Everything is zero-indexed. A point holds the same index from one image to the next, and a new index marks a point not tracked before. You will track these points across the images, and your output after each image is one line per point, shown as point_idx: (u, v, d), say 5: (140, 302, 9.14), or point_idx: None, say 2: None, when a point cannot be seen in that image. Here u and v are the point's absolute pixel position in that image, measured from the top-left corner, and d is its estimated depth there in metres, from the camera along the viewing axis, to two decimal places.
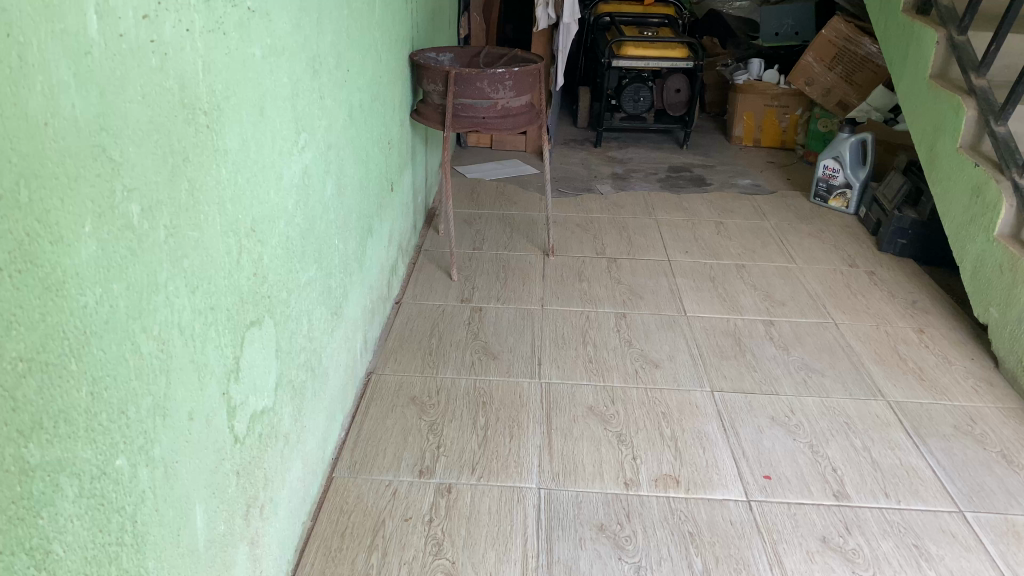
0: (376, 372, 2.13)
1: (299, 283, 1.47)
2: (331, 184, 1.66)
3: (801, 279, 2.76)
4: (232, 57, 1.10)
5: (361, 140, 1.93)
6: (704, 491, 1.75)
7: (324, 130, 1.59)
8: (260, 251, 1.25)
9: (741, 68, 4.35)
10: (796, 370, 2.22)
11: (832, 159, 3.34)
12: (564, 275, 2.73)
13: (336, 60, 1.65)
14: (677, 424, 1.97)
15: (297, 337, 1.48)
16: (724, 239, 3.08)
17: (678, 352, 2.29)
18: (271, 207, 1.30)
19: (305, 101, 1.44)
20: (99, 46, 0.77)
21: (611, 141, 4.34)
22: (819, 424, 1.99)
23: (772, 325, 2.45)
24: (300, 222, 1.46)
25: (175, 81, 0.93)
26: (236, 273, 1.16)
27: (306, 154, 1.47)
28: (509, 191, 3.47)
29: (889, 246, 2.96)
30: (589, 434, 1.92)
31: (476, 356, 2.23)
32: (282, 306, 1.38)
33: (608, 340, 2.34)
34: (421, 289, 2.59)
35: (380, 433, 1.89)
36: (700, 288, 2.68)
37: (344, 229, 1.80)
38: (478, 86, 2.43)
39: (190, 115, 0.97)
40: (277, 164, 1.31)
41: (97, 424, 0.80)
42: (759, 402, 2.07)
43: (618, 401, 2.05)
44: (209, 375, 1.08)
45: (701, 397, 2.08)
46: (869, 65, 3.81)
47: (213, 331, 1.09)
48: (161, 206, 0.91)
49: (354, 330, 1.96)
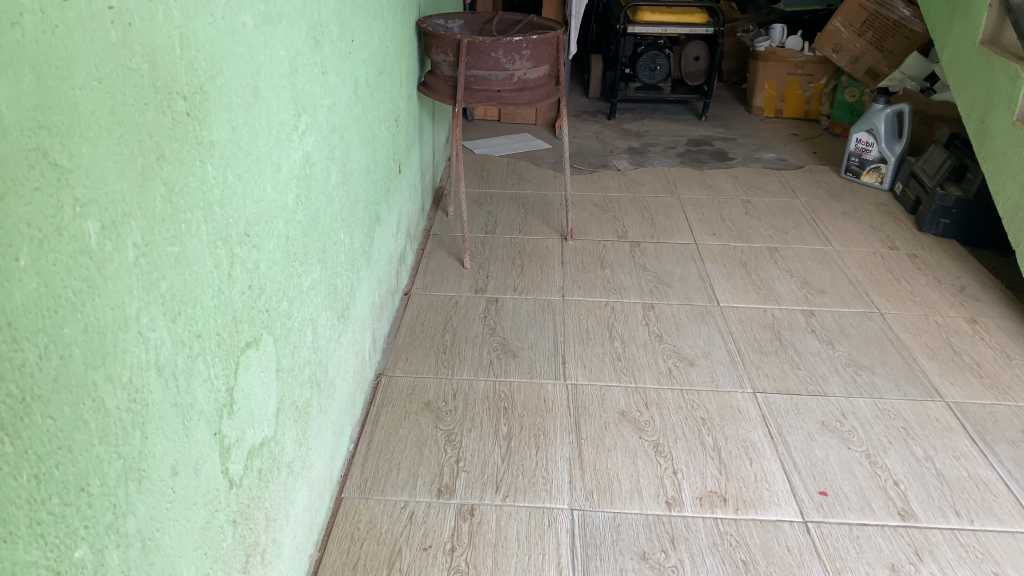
0: (386, 373, 1.95)
1: (302, 289, 1.27)
2: (335, 170, 1.46)
3: (839, 263, 2.58)
4: (217, 27, 0.90)
5: (368, 118, 1.73)
6: (754, 511, 1.57)
7: (327, 110, 1.38)
8: (256, 260, 1.06)
9: (762, 34, 4.12)
10: (843, 367, 2.04)
11: (865, 132, 3.14)
12: (583, 262, 2.54)
13: (339, 29, 1.44)
14: (719, 430, 1.79)
15: (301, 350, 1.29)
16: (753, 219, 2.89)
17: (714, 348, 2.10)
18: (269, 205, 1.10)
19: (305, 78, 1.24)
20: (33, 13, 0.57)
21: (625, 113, 4.13)
22: (873, 430, 1.81)
23: (812, 315, 2.27)
24: (301, 220, 1.26)
25: (145, 59, 0.74)
26: (227, 291, 0.97)
27: (307, 138, 1.27)
28: (521, 168, 3.27)
29: (931, 227, 2.76)
30: (622, 444, 1.74)
31: (495, 353, 2.05)
32: (283, 318, 1.19)
33: (636, 335, 2.15)
34: (431, 278, 2.41)
35: (392, 444, 1.71)
36: (733, 274, 2.49)
37: (350, 220, 1.60)
38: (493, 57, 2.22)
39: (165, 102, 0.78)
40: (275, 151, 1.12)
41: (45, 514, 0.61)
42: (807, 404, 1.89)
43: (653, 404, 1.87)
44: (197, 417, 0.89)
45: (743, 399, 1.90)
46: (901, 30, 3.57)
47: (201, 363, 0.90)
48: (129, 219, 0.72)
49: (362, 329, 1.77)
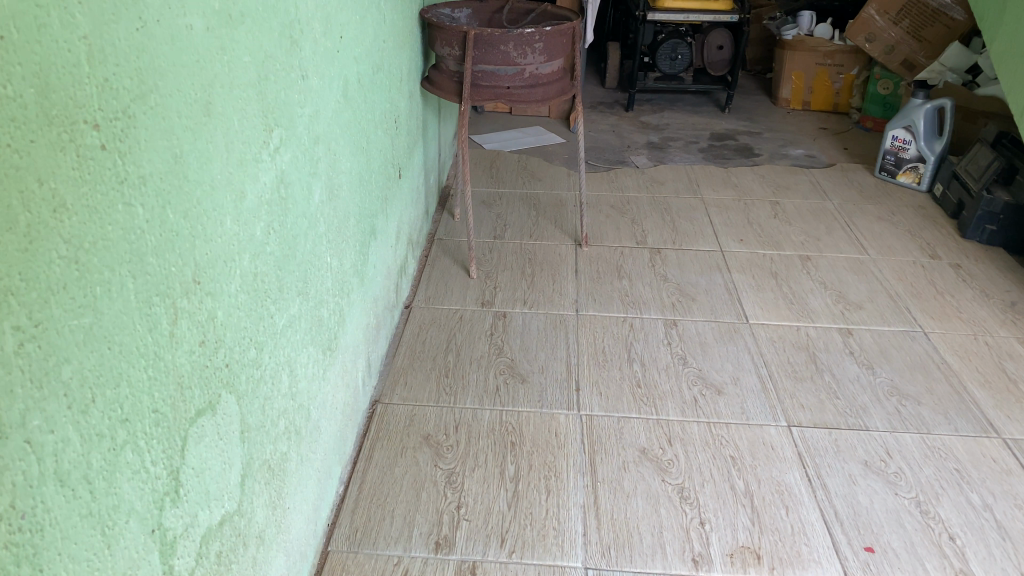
0: (383, 400, 1.78)
1: (275, 331, 1.10)
2: (319, 187, 1.28)
3: (876, 273, 2.38)
4: (149, 31, 0.71)
5: (361, 124, 1.55)
6: (793, 571, 1.39)
7: (307, 121, 1.20)
8: (210, 310, 0.88)
9: (789, 22, 3.91)
10: (886, 398, 1.85)
11: (902, 129, 2.93)
12: (599, 271, 2.36)
13: (324, 24, 1.25)
14: (750, 472, 1.61)
15: (275, 400, 1.12)
16: (782, 223, 2.69)
17: (744, 374, 1.92)
18: (228, 241, 0.92)
19: (276, 86, 1.05)
20: None
21: (643, 105, 3.92)
22: (923, 472, 1.63)
23: (850, 335, 2.08)
24: (275, 251, 1.08)
25: (29, 82, 0.55)
26: (168, 355, 0.79)
27: (282, 155, 1.09)
28: (533, 165, 3.08)
29: (975, 233, 2.57)
30: (643, 489, 1.56)
31: (501, 378, 1.87)
32: (250, 368, 1.01)
33: (657, 356, 1.97)
34: (435, 290, 2.23)
35: (386, 486, 1.54)
36: (762, 286, 2.31)
37: (338, 239, 1.42)
38: (502, 50, 2.03)
39: (66, 136, 0.60)
40: (236, 175, 0.93)
41: None
42: (847, 440, 1.71)
43: (677, 440, 1.69)
44: (124, 519, 0.72)
45: (777, 433, 1.72)
46: (941, 18, 3.34)
47: (128, 453, 0.72)
48: (6, 296, 0.54)
49: (355, 357, 1.60)
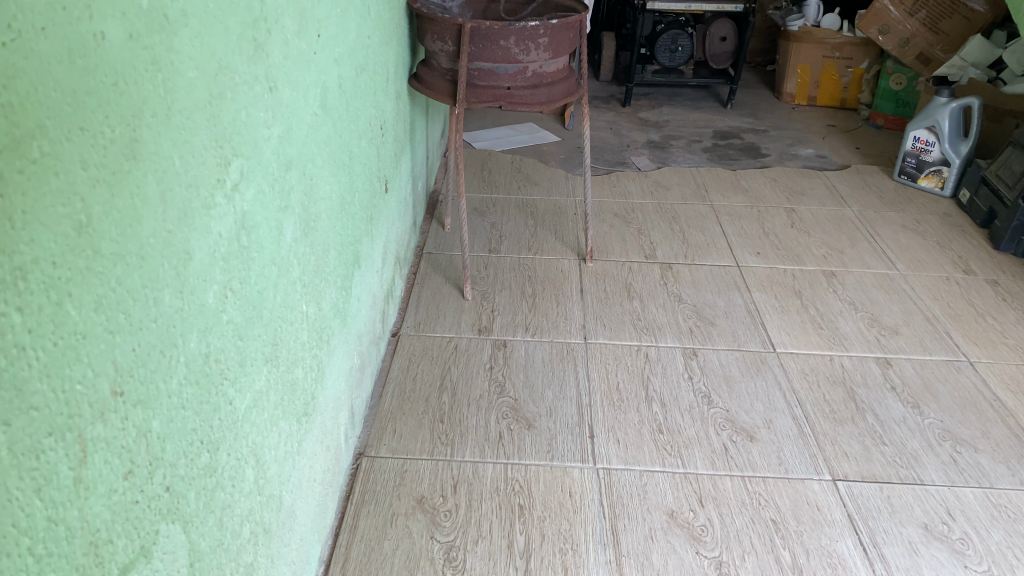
0: (368, 453, 1.54)
1: (236, 419, 0.86)
2: (292, 224, 1.04)
3: (908, 291, 2.17)
4: (27, 46, 0.47)
5: (341, 136, 1.30)
6: None
7: (277, 144, 0.95)
8: (141, 424, 0.64)
9: (794, 11, 3.68)
10: (938, 443, 1.64)
11: (925, 130, 2.72)
12: (607, 291, 2.12)
13: (298, 22, 1.01)
14: (796, 540, 1.39)
15: (236, 504, 0.88)
16: (801, 233, 2.47)
17: (777, 416, 1.70)
18: (165, 324, 0.67)
19: (235, 105, 0.81)
20: None
21: (642, 100, 3.69)
22: (992, 538, 1.42)
23: (889, 366, 1.86)
24: (234, 316, 0.84)
25: None
26: (74, 512, 0.55)
27: (244, 193, 0.85)
28: (527, 167, 2.84)
29: (1009, 246, 2.37)
30: (675, 564, 1.34)
31: (505, 424, 1.63)
32: (202, 479, 0.77)
33: (679, 394, 1.74)
34: (425, 314, 1.99)
35: (373, 566, 1.31)
36: (787, 307, 2.09)
37: (315, 278, 1.17)
38: (502, 45, 1.78)
39: None
40: (178, 233, 0.69)
41: None
42: (901, 498, 1.50)
43: (709, 501, 1.47)
44: None
45: (822, 489, 1.51)
46: (960, 10, 3.12)
47: None
48: None
49: (335, 410, 1.35)
